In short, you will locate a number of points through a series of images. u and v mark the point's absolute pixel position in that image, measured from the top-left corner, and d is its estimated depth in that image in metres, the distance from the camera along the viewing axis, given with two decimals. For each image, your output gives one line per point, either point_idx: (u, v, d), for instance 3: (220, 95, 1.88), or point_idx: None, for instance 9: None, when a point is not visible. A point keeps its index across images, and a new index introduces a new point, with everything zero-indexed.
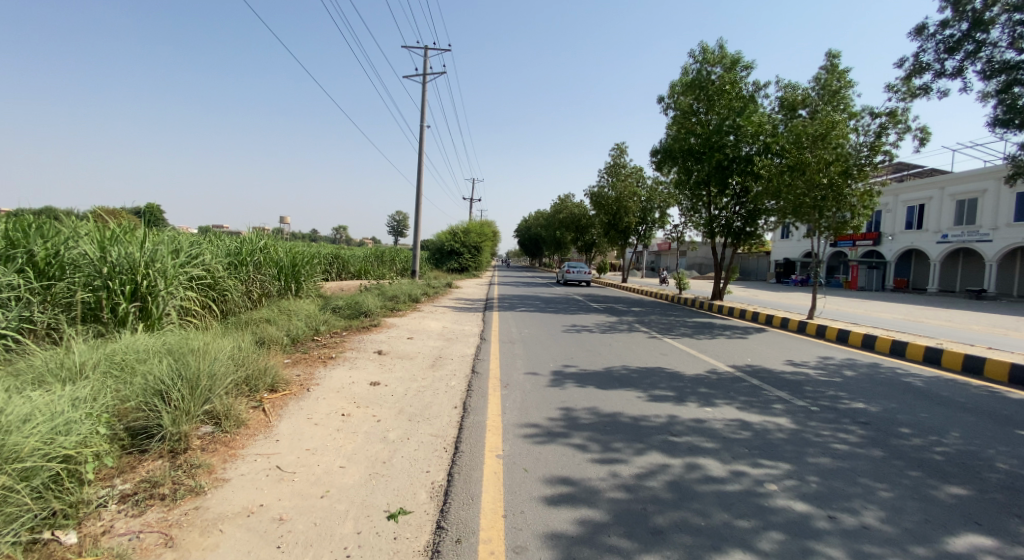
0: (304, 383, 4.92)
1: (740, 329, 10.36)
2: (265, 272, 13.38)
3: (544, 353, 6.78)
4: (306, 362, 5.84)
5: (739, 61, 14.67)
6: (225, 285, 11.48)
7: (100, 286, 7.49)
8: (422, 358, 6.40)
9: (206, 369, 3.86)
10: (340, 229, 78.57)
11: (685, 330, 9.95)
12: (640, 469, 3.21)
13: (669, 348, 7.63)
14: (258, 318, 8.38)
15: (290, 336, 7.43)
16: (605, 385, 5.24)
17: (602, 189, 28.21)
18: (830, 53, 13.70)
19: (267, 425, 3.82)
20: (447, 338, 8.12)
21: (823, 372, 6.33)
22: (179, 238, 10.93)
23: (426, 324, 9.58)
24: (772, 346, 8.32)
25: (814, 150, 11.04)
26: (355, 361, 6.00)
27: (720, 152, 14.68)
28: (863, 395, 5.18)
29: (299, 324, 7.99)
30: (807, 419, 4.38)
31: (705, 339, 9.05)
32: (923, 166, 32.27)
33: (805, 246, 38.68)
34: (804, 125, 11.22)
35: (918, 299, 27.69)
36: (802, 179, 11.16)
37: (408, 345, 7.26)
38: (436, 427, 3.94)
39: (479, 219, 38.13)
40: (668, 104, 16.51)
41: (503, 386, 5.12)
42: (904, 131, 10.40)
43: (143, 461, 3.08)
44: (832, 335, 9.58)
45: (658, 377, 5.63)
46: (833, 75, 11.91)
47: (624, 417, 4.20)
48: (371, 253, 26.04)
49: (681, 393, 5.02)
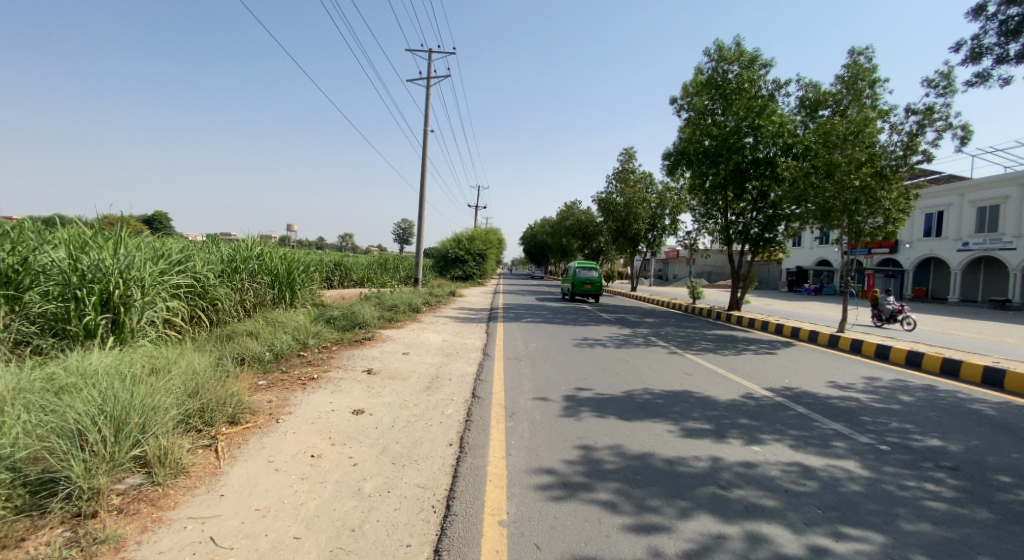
0: (273, 412, 4.17)
1: (766, 343, 9.53)
2: (259, 280, 12.70)
3: (555, 374, 5.99)
4: (283, 384, 5.10)
5: (757, 59, 13.91)
6: (213, 294, 10.80)
7: (69, 296, 6.83)
8: (417, 379, 5.66)
9: (141, 403, 3.15)
10: (345, 238, 78.36)
11: (707, 344, 9.14)
12: (689, 544, 2.43)
13: (695, 367, 6.81)
14: (243, 330, 7.67)
15: (272, 352, 6.68)
16: (629, 415, 4.47)
17: (611, 196, 27.52)
18: (855, 50, 12.91)
19: (214, 472, 3.06)
20: (447, 354, 7.35)
21: (876, 399, 5.53)
22: (165, 244, 10.30)
23: (426, 337, 8.84)
24: (806, 364, 7.51)
25: (844, 150, 10.25)
26: (339, 383, 5.24)
27: (738, 154, 13.91)
28: (935, 430, 4.38)
29: (284, 338, 7.26)
30: (879, 464, 3.58)
31: (731, 354, 8.24)
32: (941, 173, 31.38)
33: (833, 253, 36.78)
34: (832, 123, 10.43)
35: (939, 309, 26.67)
36: (831, 182, 10.37)
37: (403, 362, 6.51)
38: (425, 476, 3.17)
39: (484, 228, 37.45)
40: (680, 106, 15.78)
41: (509, 416, 4.35)
42: (943, 129, 9.61)
43: (35, 532, 2.35)
44: (870, 351, 8.75)
45: (690, 405, 4.84)
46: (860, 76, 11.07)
47: (657, 461, 3.43)
48: (374, 260, 25.34)
49: (719, 426, 4.24)
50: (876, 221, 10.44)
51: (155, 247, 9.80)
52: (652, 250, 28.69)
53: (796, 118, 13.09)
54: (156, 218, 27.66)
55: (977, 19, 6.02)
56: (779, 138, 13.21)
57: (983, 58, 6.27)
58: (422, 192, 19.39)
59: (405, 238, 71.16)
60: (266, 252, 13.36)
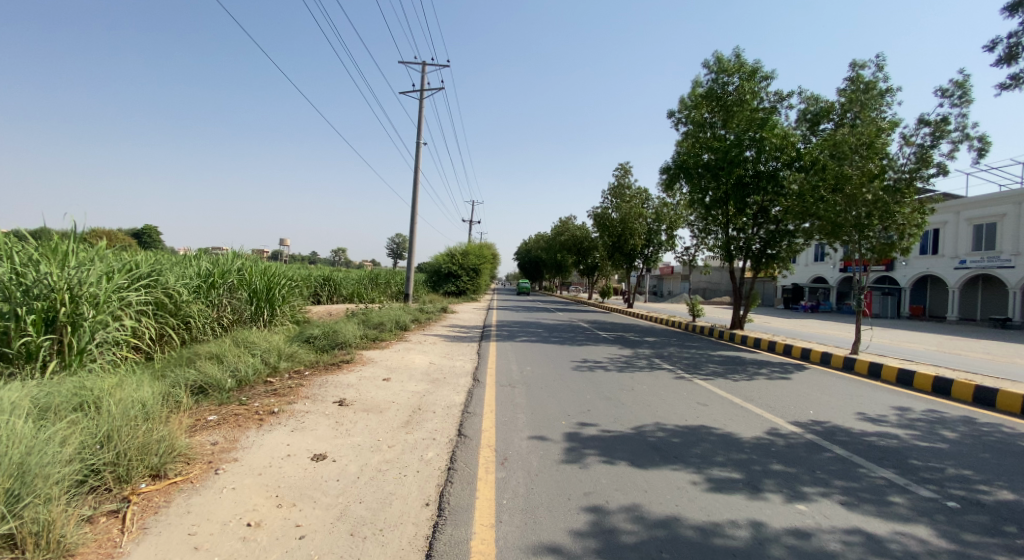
0: (212, 460, 3.47)
1: (778, 366, 8.85)
2: (238, 296, 11.95)
3: (554, 405, 5.28)
4: (236, 420, 4.40)
5: (758, 70, 13.31)
6: (185, 311, 10.06)
7: (8, 315, 6.10)
8: (395, 412, 4.96)
9: (17, 460, 2.43)
10: (337, 252, 77.41)
11: (715, 367, 8.49)
12: None
13: (708, 395, 6.11)
14: (205, 351, 6.95)
15: (233, 379, 5.96)
16: (642, 460, 3.79)
17: (607, 211, 27.08)
18: (856, 63, 12.59)
19: (108, 554, 2.33)
20: (433, 380, 6.62)
21: (917, 437, 4.85)
22: (130, 258, 9.55)
23: (411, 359, 8.11)
24: (827, 391, 6.84)
25: (856, 162, 9.60)
26: (302, 418, 4.53)
27: (740, 168, 13.24)
28: (1004, 481, 3.72)
29: (251, 362, 6.55)
30: (955, 530, 2.91)
31: (743, 380, 7.54)
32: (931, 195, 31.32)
33: (838, 274, 35.44)
34: (841, 133, 9.80)
35: (939, 328, 26.25)
36: (841, 196, 9.70)
37: (381, 391, 5.77)
38: (391, 556, 2.46)
39: (478, 242, 36.89)
40: (679, 119, 15.28)
41: (500, 462, 3.66)
42: (958, 141, 9.13)
43: None
44: (892, 376, 8.09)
45: (712, 447, 4.15)
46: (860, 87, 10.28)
47: (686, 530, 2.73)
48: (365, 275, 24.50)
49: (751, 476, 3.56)
50: (889, 235, 9.77)
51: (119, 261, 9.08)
52: (649, 266, 28.05)
53: (796, 132, 12.65)
54: (144, 232, 26.95)
55: (1014, 15, 5.77)
56: (782, 151, 12.65)
57: (1017, 59, 5.96)
58: (415, 206, 18.76)
59: (399, 252, 70.65)
60: (246, 266, 12.67)
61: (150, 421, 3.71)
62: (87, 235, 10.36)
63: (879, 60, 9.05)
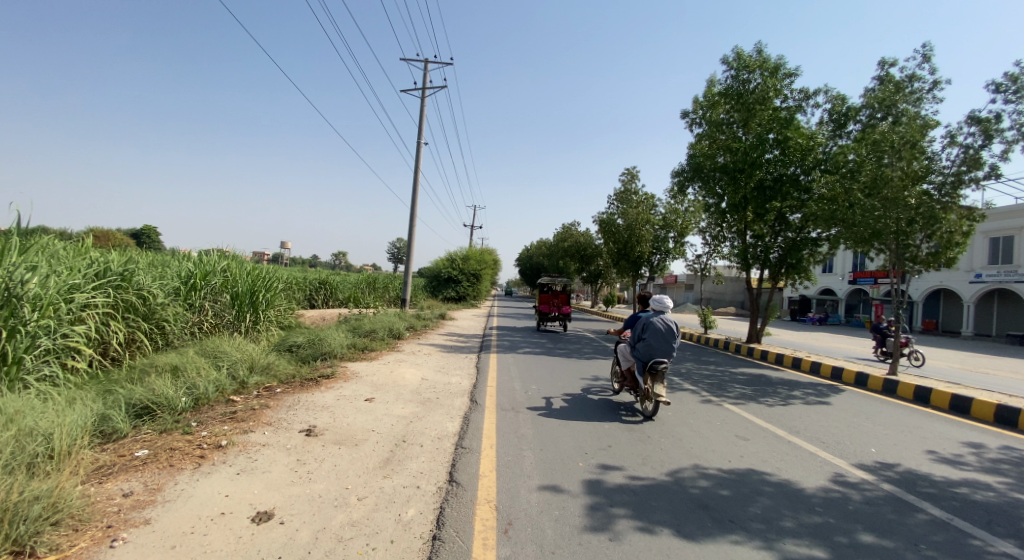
0: (114, 524, 2.59)
1: (810, 388, 7.92)
2: (221, 299, 11.05)
3: (566, 438, 4.39)
4: (171, 457, 3.51)
5: (781, 67, 12.36)
6: (160, 315, 9.18)
7: None
8: (375, 446, 4.07)
9: None
10: (338, 254, 76.66)
11: (742, 388, 7.56)
12: None
13: (746, 426, 5.20)
14: (164, 361, 6.05)
15: (189, 398, 5.08)
16: (689, 525, 2.89)
17: (612, 217, 26.19)
18: (886, 61, 11.70)
19: None
20: (423, 400, 5.70)
21: (1015, 488, 3.93)
22: (92, 257, 8.64)
23: (402, 374, 7.21)
24: (878, 421, 5.92)
25: (896, 164, 8.66)
26: (255, 455, 3.63)
27: (760, 170, 12.34)
28: None
29: (213, 376, 5.65)
30: None
31: (777, 404, 6.60)
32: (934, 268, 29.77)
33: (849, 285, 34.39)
34: (879, 131, 8.79)
35: (956, 344, 25.16)
36: (878, 199, 8.74)
37: (360, 416, 4.84)
38: None
39: (480, 247, 36.03)
40: (694, 119, 14.39)
41: (503, 530, 2.77)
42: (1012, 141, 8.26)
43: None
44: (942, 403, 7.14)
45: (772, 506, 3.26)
46: (891, 85, 9.31)
47: None
48: (362, 278, 23.57)
49: (837, 554, 2.66)
50: (930, 245, 8.85)
51: (81, 260, 8.19)
52: (655, 274, 27.16)
53: (822, 133, 11.75)
54: (143, 234, 26.25)
55: None
56: (807, 154, 11.75)
57: None
58: (413, 208, 17.85)
59: (399, 256, 69.82)
60: (230, 268, 11.79)
61: (32, 476, 2.81)
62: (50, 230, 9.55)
63: (926, 51, 8.08)
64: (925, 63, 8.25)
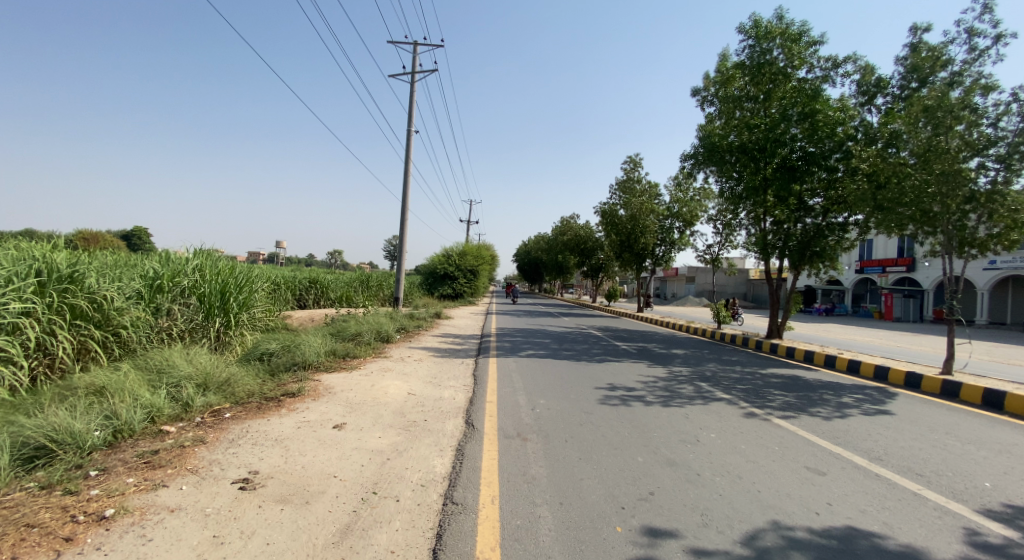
0: None
1: (860, 393, 6.82)
2: (191, 301, 9.85)
3: (594, 484, 3.28)
4: (17, 539, 2.37)
5: (805, 33, 11.23)
6: (119, 320, 7.98)
7: None
8: (332, 504, 2.95)
9: None
10: (335, 254, 75.36)
11: (784, 396, 6.48)
12: None
13: (813, 453, 4.11)
14: (90, 381, 4.87)
15: (106, 432, 3.93)
16: None
17: (614, 208, 25.13)
18: (918, 27, 10.56)
19: None
20: (406, 426, 4.58)
21: None
22: (30, 258, 7.39)
23: (385, 387, 6.11)
24: (964, 439, 4.82)
25: (949, 133, 7.55)
26: (151, 532, 2.50)
27: (784, 148, 11.24)
28: None
29: (145, 398, 4.51)
30: None
31: (834, 417, 5.49)
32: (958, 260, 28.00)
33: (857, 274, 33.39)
34: (929, 96, 7.68)
35: (973, 333, 24.14)
36: (930, 175, 7.62)
37: (321, 454, 3.72)
38: None
39: (478, 244, 34.86)
40: (708, 97, 13.20)
41: None
42: None
43: None
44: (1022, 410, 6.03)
45: None
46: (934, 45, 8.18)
47: None
48: (355, 277, 22.39)
49: None
50: (988, 226, 7.71)
51: (14, 264, 6.96)
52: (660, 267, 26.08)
53: (851, 106, 10.60)
54: (134, 234, 25.12)
55: None
56: (834, 129, 10.61)
57: None
58: (404, 200, 16.72)
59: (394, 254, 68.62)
60: (205, 267, 10.58)
61: None
62: (19, 231, 10.61)
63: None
64: (985, 15, 7.16)
